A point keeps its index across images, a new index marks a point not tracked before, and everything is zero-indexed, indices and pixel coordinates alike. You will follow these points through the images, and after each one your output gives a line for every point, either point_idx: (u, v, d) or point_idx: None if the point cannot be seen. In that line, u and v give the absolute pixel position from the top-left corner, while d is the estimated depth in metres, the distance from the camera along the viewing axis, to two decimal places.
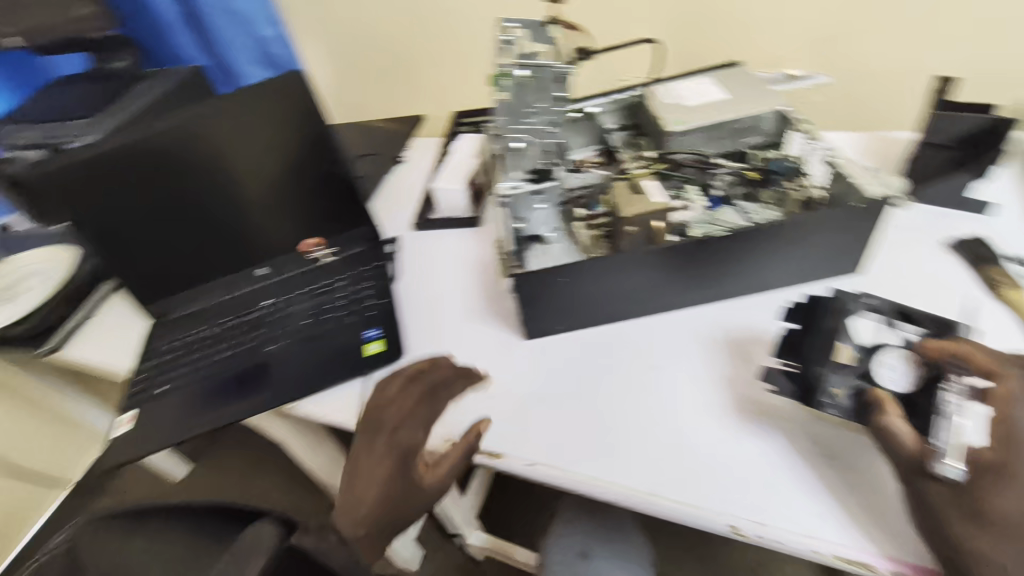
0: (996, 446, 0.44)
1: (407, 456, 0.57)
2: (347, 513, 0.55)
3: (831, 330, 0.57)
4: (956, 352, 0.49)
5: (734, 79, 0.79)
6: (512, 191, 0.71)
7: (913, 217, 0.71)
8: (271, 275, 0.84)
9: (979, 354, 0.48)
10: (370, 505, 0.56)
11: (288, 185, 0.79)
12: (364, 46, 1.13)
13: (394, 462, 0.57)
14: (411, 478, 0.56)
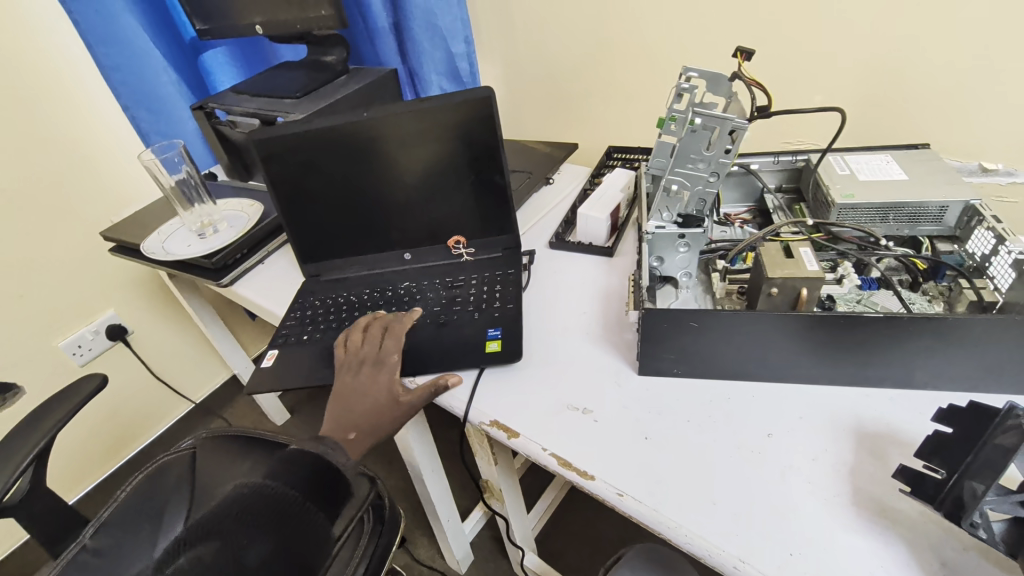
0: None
1: (372, 382, 0.69)
2: (334, 425, 0.66)
3: (1005, 442, 0.44)
4: None
5: (917, 161, 0.75)
6: (657, 230, 0.73)
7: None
8: (411, 260, 0.92)
9: None
10: (338, 415, 0.67)
11: (449, 185, 0.86)
12: (539, 73, 1.22)
13: (360, 385, 0.69)
14: (383, 409, 0.67)
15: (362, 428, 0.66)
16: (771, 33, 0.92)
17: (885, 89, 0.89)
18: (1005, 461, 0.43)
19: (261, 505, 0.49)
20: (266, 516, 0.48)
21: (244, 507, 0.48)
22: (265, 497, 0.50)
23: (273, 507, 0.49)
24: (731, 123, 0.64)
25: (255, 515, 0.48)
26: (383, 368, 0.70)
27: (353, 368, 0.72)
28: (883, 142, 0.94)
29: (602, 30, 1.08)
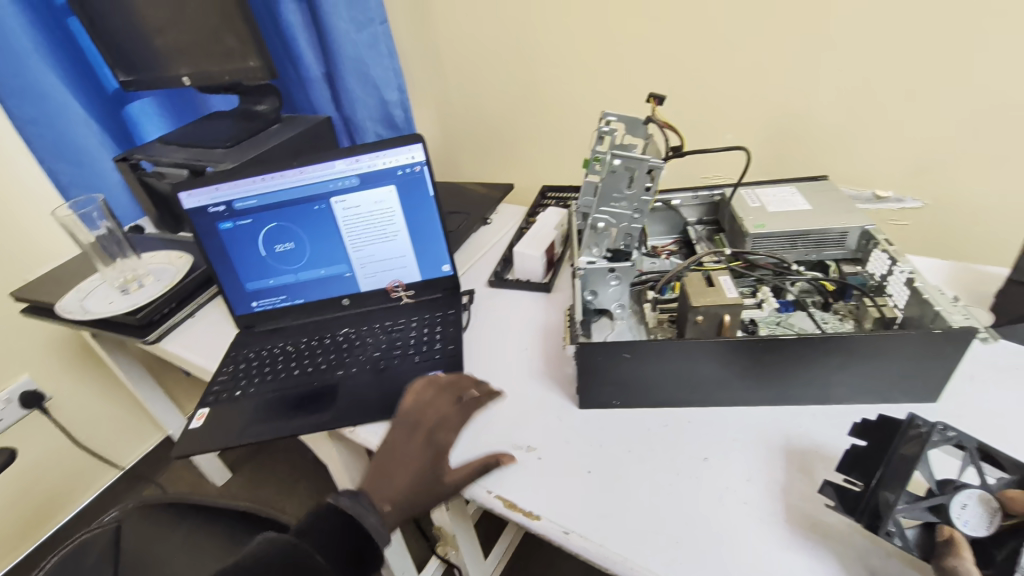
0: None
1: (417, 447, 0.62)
2: (370, 488, 0.58)
3: (913, 450, 0.49)
4: None
5: (820, 192, 0.81)
6: (588, 266, 0.76)
7: (999, 353, 0.68)
8: (350, 307, 0.91)
9: None
10: (376, 479, 0.59)
11: (384, 230, 0.86)
12: (473, 117, 1.26)
13: (409, 450, 0.61)
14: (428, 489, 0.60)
15: (399, 501, 0.58)
16: (682, 78, 1.00)
17: (786, 127, 0.98)
18: (910, 468, 0.48)
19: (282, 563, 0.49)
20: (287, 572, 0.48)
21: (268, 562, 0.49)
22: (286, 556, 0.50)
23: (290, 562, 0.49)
24: (647, 164, 0.68)
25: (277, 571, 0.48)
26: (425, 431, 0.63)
27: (405, 432, 0.63)
28: (788, 175, 1.03)
29: (529, 77, 1.13)
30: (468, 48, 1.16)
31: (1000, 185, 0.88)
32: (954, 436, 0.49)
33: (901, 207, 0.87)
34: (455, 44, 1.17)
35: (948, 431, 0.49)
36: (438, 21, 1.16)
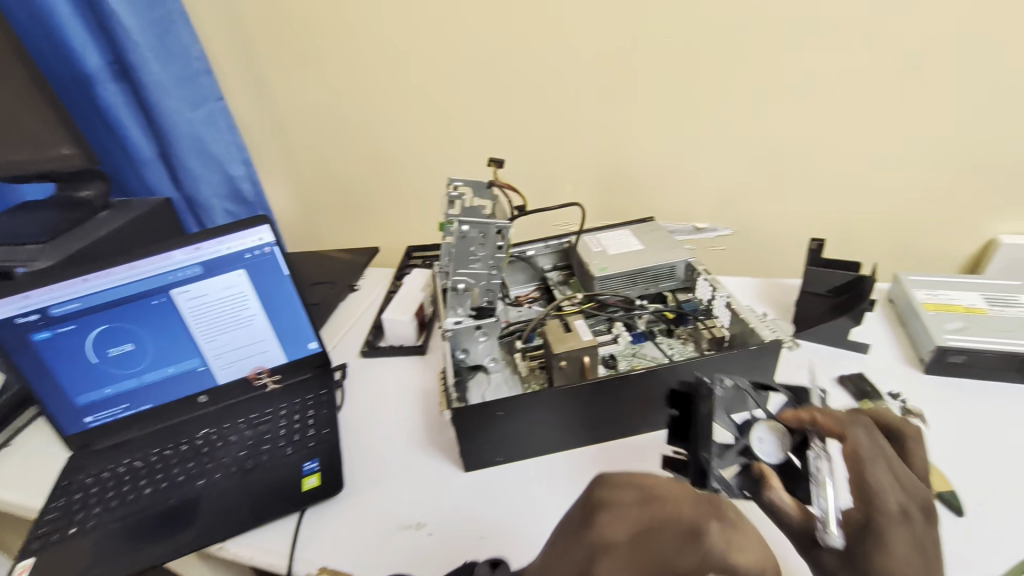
0: (863, 507, 0.43)
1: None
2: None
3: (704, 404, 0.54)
4: (808, 417, 0.52)
5: (647, 233, 0.92)
6: (455, 326, 0.77)
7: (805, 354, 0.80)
8: (208, 403, 0.83)
9: (827, 416, 0.51)
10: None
11: (238, 316, 0.81)
12: (327, 186, 1.25)
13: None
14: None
15: None
16: (523, 139, 1.09)
17: (616, 175, 1.11)
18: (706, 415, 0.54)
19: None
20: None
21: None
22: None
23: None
24: (494, 226, 0.73)
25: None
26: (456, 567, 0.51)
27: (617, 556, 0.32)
28: (626, 216, 1.16)
29: (380, 145, 1.16)
30: (314, 119, 1.15)
31: (780, 207, 1.10)
32: (728, 380, 0.56)
33: (717, 235, 1.05)
34: (299, 116, 1.16)
35: (725, 380, 0.56)
36: (277, 95, 1.14)
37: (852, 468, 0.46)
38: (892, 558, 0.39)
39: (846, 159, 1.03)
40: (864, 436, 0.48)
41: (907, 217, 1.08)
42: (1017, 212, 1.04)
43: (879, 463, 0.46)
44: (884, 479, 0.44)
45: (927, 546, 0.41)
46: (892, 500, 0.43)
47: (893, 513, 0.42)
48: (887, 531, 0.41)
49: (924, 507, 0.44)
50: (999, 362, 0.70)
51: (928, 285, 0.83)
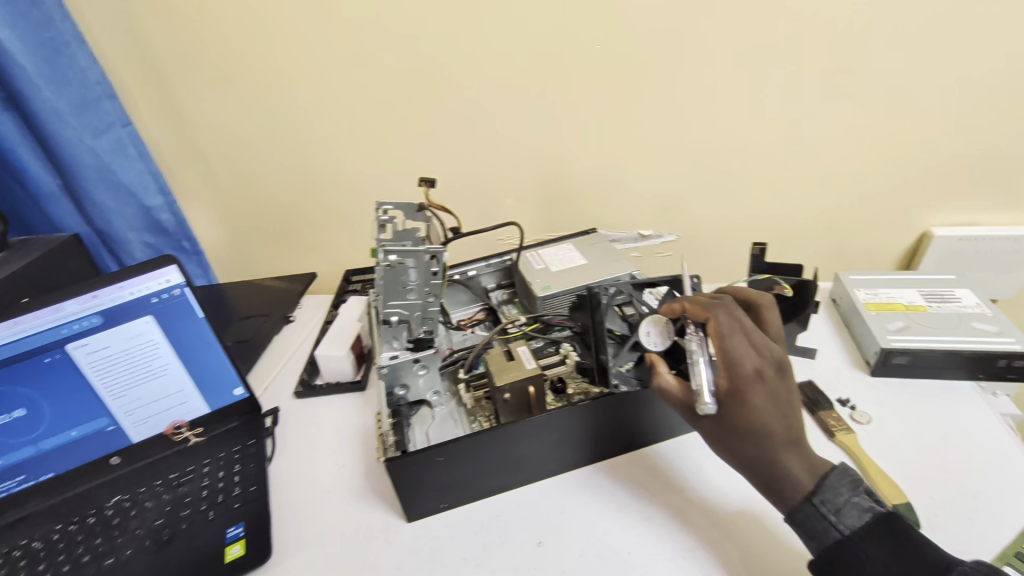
0: (731, 376, 0.56)
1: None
2: None
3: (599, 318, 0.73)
4: (680, 308, 0.64)
5: (593, 245, 0.91)
6: (391, 360, 0.72)
7: None
8: (121, 465, 0.74)
9: (693, 304, 0.62)
10: None
11: (147, 367, 0.72)
12: (257, 213, 1.17)
13: None
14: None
15: None
16: (458, 153, 1.05)
17: (557, 186, 1.08)
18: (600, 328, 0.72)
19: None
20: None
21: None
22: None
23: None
24: (426, 252, 0.68)
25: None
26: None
27: None
28: (569, 228, 1.14)
29: (311, 166, 1.09)
30: (236, 143, 1.07)
31: (720, 211, 1.10)
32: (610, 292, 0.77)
33: (663, 242, 1.06)
34: (220, 140, 1.07)
35: (607, 291, 0.76)
36: (193, 119, 1.05)
37: (717, 345, 0.57)
38: (750, 405, 0.54)
39: (782, 161, 1.04)
40: (722, 314, 0.58)
41: (842, 215, 1.10)
42: (947, 206, 1.06)
43: (736, 335, 0.57)
44: (741, 347, 0.56)
45: (776, 393, 0.55)
46: (748, 364, 0.55)
47: (750, 373, 0.55)
48: (749, 393, 0.54)
49: (776, 364, 0.57)
50: (937, 360, 0.70)
51: (870, 284, 0.83)
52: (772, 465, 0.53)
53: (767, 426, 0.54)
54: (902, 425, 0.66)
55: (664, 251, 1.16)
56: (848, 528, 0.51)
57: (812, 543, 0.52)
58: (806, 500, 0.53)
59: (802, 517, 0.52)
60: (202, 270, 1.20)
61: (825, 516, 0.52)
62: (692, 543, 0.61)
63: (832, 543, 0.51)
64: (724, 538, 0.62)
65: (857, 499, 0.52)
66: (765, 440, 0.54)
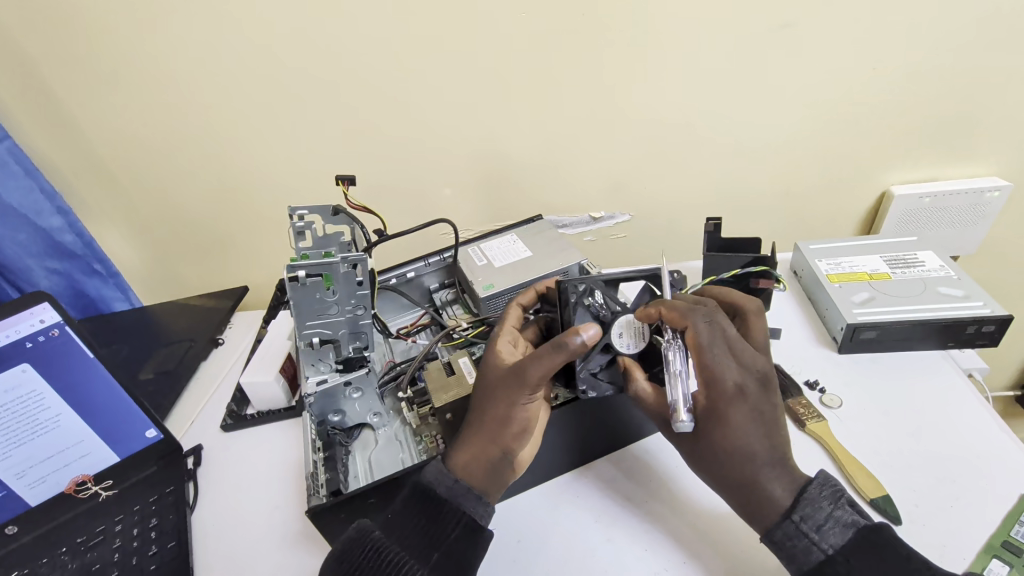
0: (711, 392, 0.54)
1: (497, 438, 0.54)
2: None
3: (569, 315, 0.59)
4: (656, 314, 0.56)
5: (534, 235, 0.86)
6: (318, 387, 0.65)
7: None
8: (19, 534, 0.63)
9: (671, 310, 0.55)
10: None
11: (35, 422, 0.62)
12: (175, 228, 1.04)
13: None
14: (498, 427, 0.54)
15: None
16: (388, 145, 0.96)
17: (497, 171, 1.01)
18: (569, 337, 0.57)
19: (428, 508, 0.51)
20: (423, 522, 0.51)
21: (448, 552, 0.50)
22: (385, 529, 0.51)
23: (438, 508, 0.51)
24: (344, 262, 0.59)
25: (410, 540, 0.50)
26: (526, 391, 0.53)
27: None
28: (515, 216, 1.07)
29: (226, 170, 0.97)
30: (138, 149, 0.94)
31: (672, 186, 1.05)
32: (580, 288, 0.58)
33: (615, 222, 1.08)
34: (119, 148, 0.93)
35: (581, 286, 0.58)
36: (84, 125, 0.90)
37: (698, 358, 0.54)
38: (730, 424, 0.53)
39: (734, 128, 0.98)
40: (703, 323, 0.54)
41: (798, 183, 1.05)
42: (902, 164, 1.03)
43: (716, 348, 0.54)
44: (722, 359, 0.54)
45: (758, 409, 0.54)
46: (729, 380, 0.53)
47: (730, 389, 0.54)
48: (729, 412, 0.53)
49: (760, 377, 0.55)
50: (906, 330, 0.73)
51: (831, 255, 0.85)
52: (756, 489, 0.52)
53: (749, 447, 0.53)
54: (870, 408, 0.68)
55: (617, 232, 1.10)
56: (831, 546, 0.48)
57: (792, 563, 0.50)
58: (786, 517, 0.50)
59: (781, 535, 0.50)
60: (121, 292, 1.04)
61: (806, 535, 0.49)
62: (662, 563, 0.57)
63: (814, 564, 0.48)
64: (696, 554, 0.58)
65: (839, 513, 0.50)
66: (745, 463, 0.52)
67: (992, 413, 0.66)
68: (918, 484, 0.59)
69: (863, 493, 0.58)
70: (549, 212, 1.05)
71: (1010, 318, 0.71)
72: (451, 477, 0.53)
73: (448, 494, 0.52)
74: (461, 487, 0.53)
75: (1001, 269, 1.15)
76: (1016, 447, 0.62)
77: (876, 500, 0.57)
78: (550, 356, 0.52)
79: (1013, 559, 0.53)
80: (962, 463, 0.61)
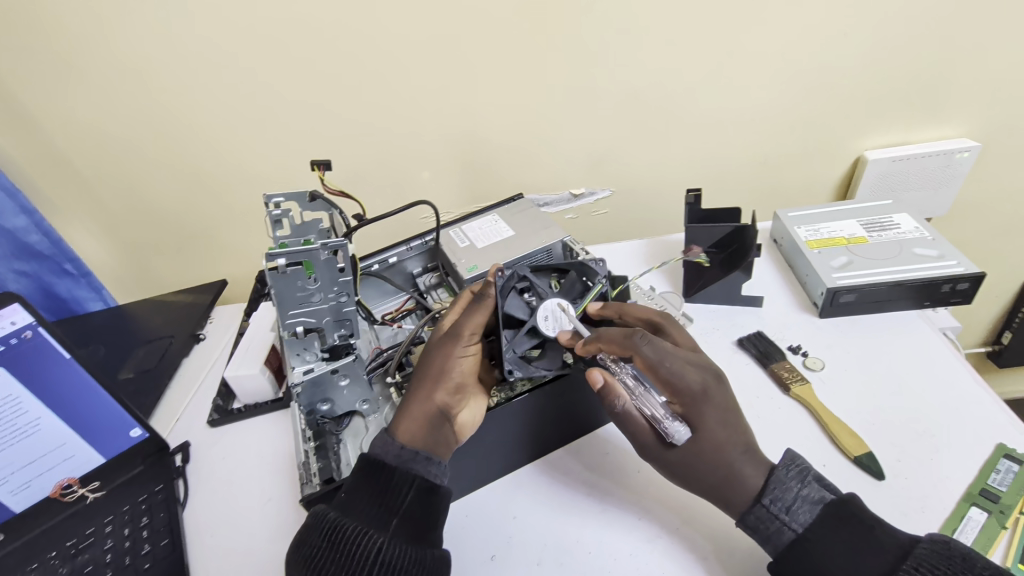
0: (683, 400, 0.54)
1: (434, 395, 0.55)
2: None
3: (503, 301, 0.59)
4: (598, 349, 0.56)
5: (516, 214, 0.85)
6: (305, 375, 0.64)
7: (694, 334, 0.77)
8: (7, 541, 0.62)
9: (610, 343, 0.55)
10: None
11: (13, 427, 0.60)
12: (147, 223, 1.00)
13: None
14: (434, 383, 0.55)
15: None
16: (363, 129, 0.94)
17: (476, 151, 0.99)
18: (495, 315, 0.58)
19: (379, 479, 0.50)
20: (376, 493, 0.49)
21: (408, 516, 0.48)
22: (340, 510, 0.48)
23: (388, 476, 0.50)
24: (324, 248, 0.58)
25: (367, 514, 0.48)
26: (459, 343, 0.56)
27: None
28: (496, 196, 1.06)
29: (196, 162, 0.94)
30: (101, 143, 0.90)
31: (652, 161, 1.05)
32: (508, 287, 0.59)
33: (596, 198, 1.08)
34: (82, 143, 0.90)
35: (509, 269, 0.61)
36: (42, 120, 0.86)
37: (655, 378, 0.54)
38: (706, 425, 0.53)
39: (711, 99, 0.98)
40: (649, 344, 0.54)
41: (775, 151, 1.06)
42: (876, 128, 1.04)
43: (669, 361, 0.54)
44: (678, 367, 0.54)
45: (722, 401, 0.54)
46: (692, 383, 0.53)
47: (696, 390, 0.54)
48: (701, 415, 0.53)
49: (712, 372, 0.56)
50: (886, 292, 0.75)
51: (809, 221, 0.87)
52: (732, 477, 0.52)
53: (725, 438, 0.53)
54: (853, 368, 0.70)
55: (598, 208, 1.10)
56: (801, 525, 0.49)
57: (767, 545, 0.50)
58: (757, 501, 0.50)
59: (754, 520, 0.50)
60: (95, 291, 1.01)
61: (777, 517, 0.49)
62: (657, 530, 0.57)
63: (787, 543, 0.48)
64: (690, 519, 0.58)
65: (806, 492, 0.50)
66: (717, 455, 0.52)
67: (969, 370, 0.68)
68: (899, 442, 0.61)
69: (847, 452, 0.60)
70: (530, 190, 1.05)
71: (984, 275, 0.73)
72: (396, 445, 0.52)
73: (397, 461, 0.52)
74: (408, 452, 0.52)
75: (973, 229, 1.18)
76: (993, 401, 0.64)
77: (859, 458, 0.59)
78: (480, 307, 0.57)
79: (990, 508, 0.55)
80: (940, 417, 0.63)
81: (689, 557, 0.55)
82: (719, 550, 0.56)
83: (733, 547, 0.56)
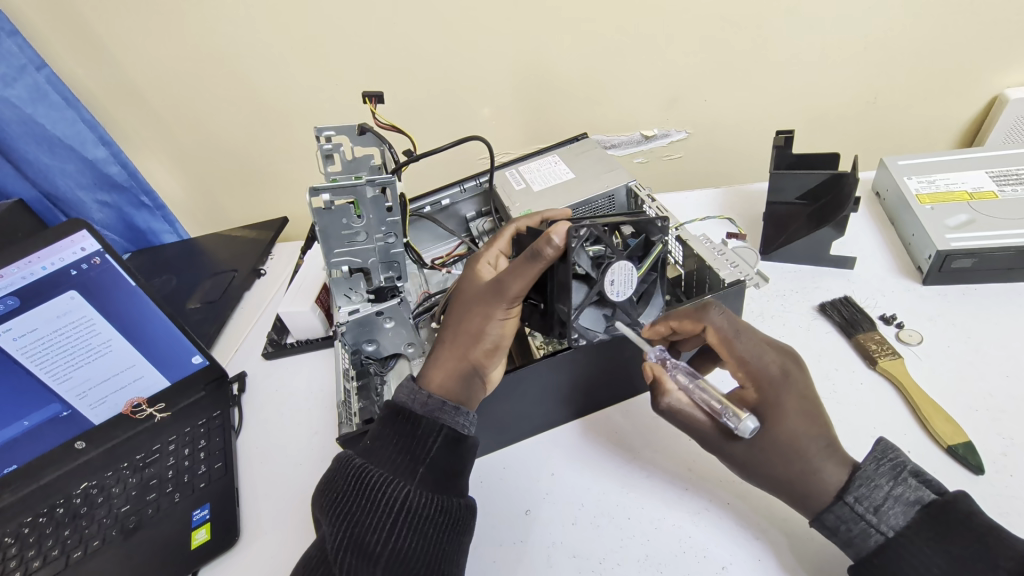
0: (759, 385, 0.47)
1: (471, 350, 0.52)
2: None
3: (569, 267, 0.48)
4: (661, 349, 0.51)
5: (578, 154, 0.79)
6: (351, 316, 0.62)
7: (769, 297, 0.69)
8: (87, 449, 0.66)
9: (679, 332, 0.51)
10: None
11: (87, 347, 0.63)
12: (215, 159, 1.02)
13: None
14: (470, 342, 0.52)
15: None
16: (424, 62, 0.89)
17: (541, 87, 0.92)
18: (565, 278, 0.49)
19: (404, 426, 0.48)
20: (400, 440, 0.47)
21: (434, 465, 0.46)
22: (365, 455, 0.46)
23: (414, 425, 0.48)
24: (372, 185, 0.55)
25: (393, 460, 0.46)
26: (501, 305, 0.51)
27: None
28: (559, 137, 0.99)
29: (258, 97, 0.93)
30: (170, 75, 0.90)
31: (739, 100, 0.93)
32: (583, 235, 0.47)
33: (669, 140, 0.99)
34: (152, 77, 0.90)
35: (581, 231, 0.47)
36: (112, 52, 0.87)
37: (729, 353, 0.48)
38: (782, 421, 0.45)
39: (819, 26, 0.84)
40: (720, 313, 0.49)
41: (888, 87, 0.92)
42: (1020, 60, 0.89)
43: (742, 336, 0.48)
44: (754, 345, 0.48)
45: (805, 394, 0.46)
46: (771, 364, 0.47)
47: (776, 374, 0.47)
48: (782, 401, 0.45)
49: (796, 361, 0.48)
50: (1013, 259, 0.64)
51: (924, 171, 0.75)
52: (807, 474, 0.44)
53: (800, 440, 0.45)
54: (959, 345, 0.60)
55: (671, 152, 1.01)
56: (892, 529, 0.41)
57: (849, 548, 0.43)
58: (838, 500, 0.43)
59: (833, 520, 0.43)
60: (169, 224, 1.06)
61: (862, 518, 0.42)
62: (704, 503, 0.53)
63: (873, 549, 0.41)
64: (743, 495, 0.53)
65: (901, 491, 0.42)
66: (792, 454, 0.45)
67: None
68: (1011, 433, 0.52)
69: (940, 440, 0.53)
70: (598, 131, 0.97)
71: None
72: (424, 394, 0.50)
73: (423, 411, 0.49)
74: (436, 401, 0.50)
75: None
76: None
77: (954, 447, 0.51)
78: (528, 268, 0.49)
79: None
80: None
81: (738, 534, 0.51)
82: (777, 532, 0.51)
83: (790, 530, 0.51)
